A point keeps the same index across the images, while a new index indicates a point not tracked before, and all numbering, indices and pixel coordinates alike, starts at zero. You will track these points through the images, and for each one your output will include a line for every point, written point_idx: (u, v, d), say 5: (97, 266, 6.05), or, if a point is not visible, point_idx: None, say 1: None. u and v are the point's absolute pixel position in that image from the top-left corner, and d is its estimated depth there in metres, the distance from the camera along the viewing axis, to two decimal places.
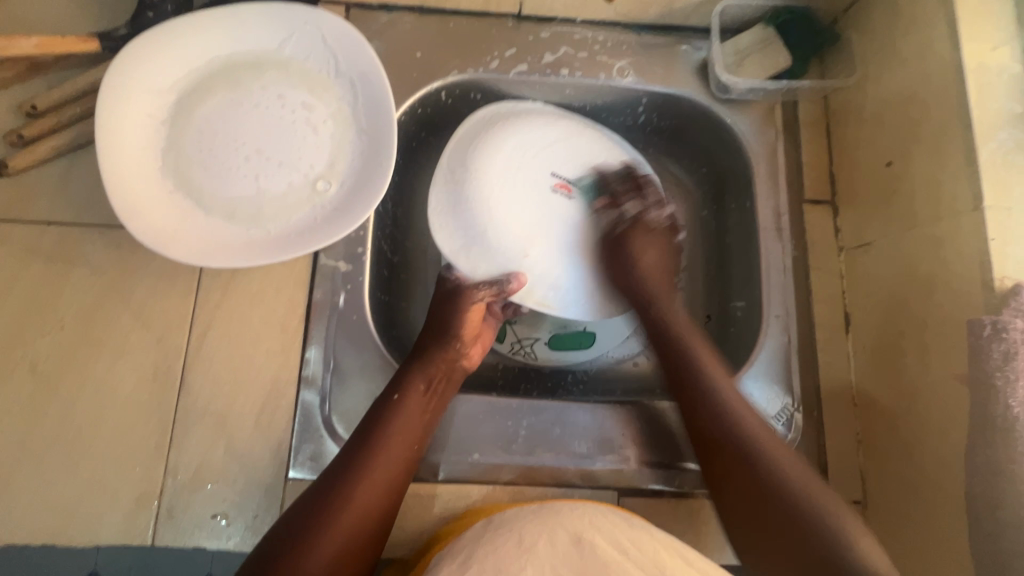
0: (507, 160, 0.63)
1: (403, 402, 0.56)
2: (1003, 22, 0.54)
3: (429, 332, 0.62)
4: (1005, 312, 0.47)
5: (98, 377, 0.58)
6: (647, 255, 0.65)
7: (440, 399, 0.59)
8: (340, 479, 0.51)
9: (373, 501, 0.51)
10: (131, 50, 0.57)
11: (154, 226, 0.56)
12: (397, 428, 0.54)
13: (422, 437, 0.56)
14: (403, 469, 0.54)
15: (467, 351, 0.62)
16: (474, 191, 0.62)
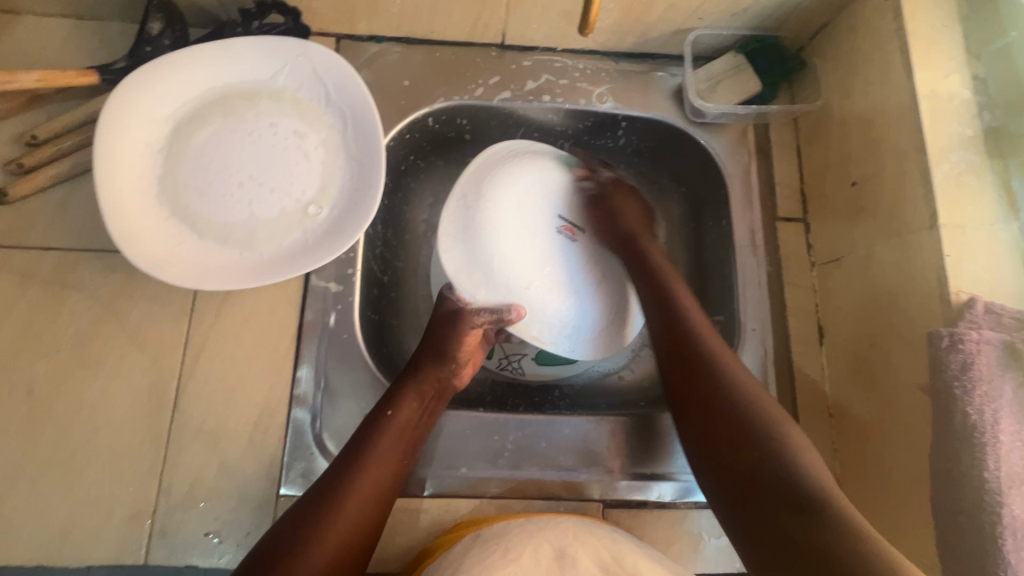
0: (522, 197, 0.68)
1: (395, 419, 0.57)
2: (952, 52, 0.57)
3: (422, 350, 0.64)
4: (961, 324, 0.50)
5: (93, 398, 0.59)
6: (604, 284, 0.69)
7: (430, 417, 0.61)
8: (331, 493, 0.52)
9: (362, 515, 0.52)
10: (129, 83, 0.60)
11: (150, 251, 0.58)
12: (388, 445, 0.56)
13: (411, 453, 0.58)
14: (392, 484, 0.55)
15: (458, 370, 0.64)
16: (485, 224, 0.65)
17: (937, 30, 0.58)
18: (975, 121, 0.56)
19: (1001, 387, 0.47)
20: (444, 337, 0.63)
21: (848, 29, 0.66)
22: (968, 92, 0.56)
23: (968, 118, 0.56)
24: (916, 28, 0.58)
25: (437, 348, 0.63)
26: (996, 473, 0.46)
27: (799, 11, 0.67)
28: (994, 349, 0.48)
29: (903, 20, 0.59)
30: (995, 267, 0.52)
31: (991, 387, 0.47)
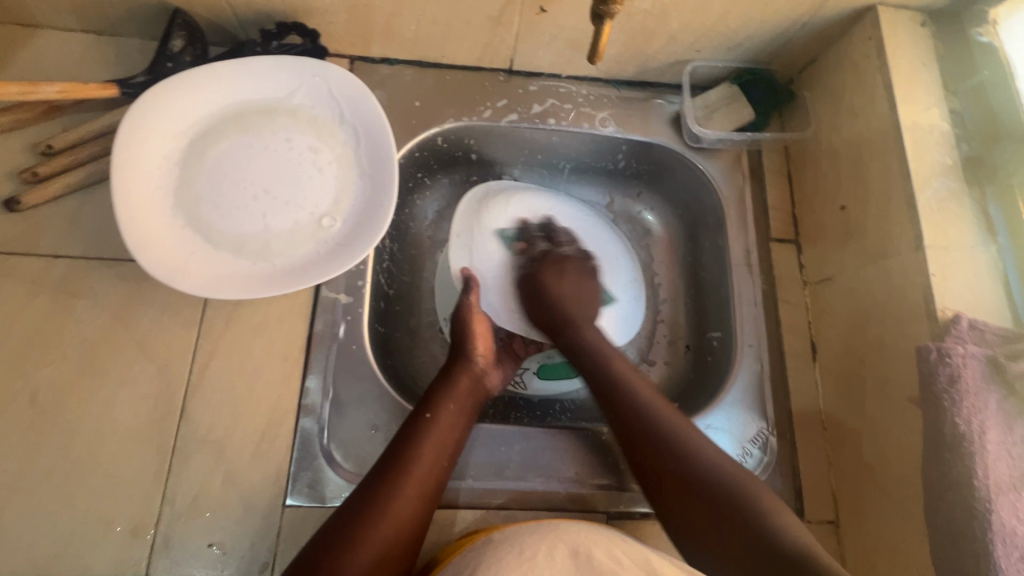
0: (515, 208, 0.76)
1: (434, 420, 0.59)
2: (930, 89, 0.62)
3: (452, 355, 0.66)
4: (947, 339, 0.53)
5: (99, 406, 0.59)
6: (562, 285, 0.70)
7: (468, 416, 0.62)
8: (375, 495, 0.53)
9: (410, 515, 0.53)
10: (149, 97, 0.61)
11: (164, 260, 0.59)
12: (432, 444, 0.57)
13: (455, 451, 0.59)
14: (436, 480, 0.56)
15: (489, 370, 0.66)
16: (481, 252, 0.73)
17: (916, 67, 0.63)
18: (954, 151, 0.60)
19: (986, 399, 0.50)
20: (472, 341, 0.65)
21: (835, 64, 0.70)
22: (945, 125, 0.61)
23: (947, 148, 0.60)
24: (897, 65, 0.63)
25: (467, 350, 0.65)
26: (984, 481, 0.48)
27: (788, 47, 0.72)
28: (978, 363, 0.51)
29: (885, 56, 0.63)
30: (975, 285, 0.55)
31: (977, 398, 0.50)
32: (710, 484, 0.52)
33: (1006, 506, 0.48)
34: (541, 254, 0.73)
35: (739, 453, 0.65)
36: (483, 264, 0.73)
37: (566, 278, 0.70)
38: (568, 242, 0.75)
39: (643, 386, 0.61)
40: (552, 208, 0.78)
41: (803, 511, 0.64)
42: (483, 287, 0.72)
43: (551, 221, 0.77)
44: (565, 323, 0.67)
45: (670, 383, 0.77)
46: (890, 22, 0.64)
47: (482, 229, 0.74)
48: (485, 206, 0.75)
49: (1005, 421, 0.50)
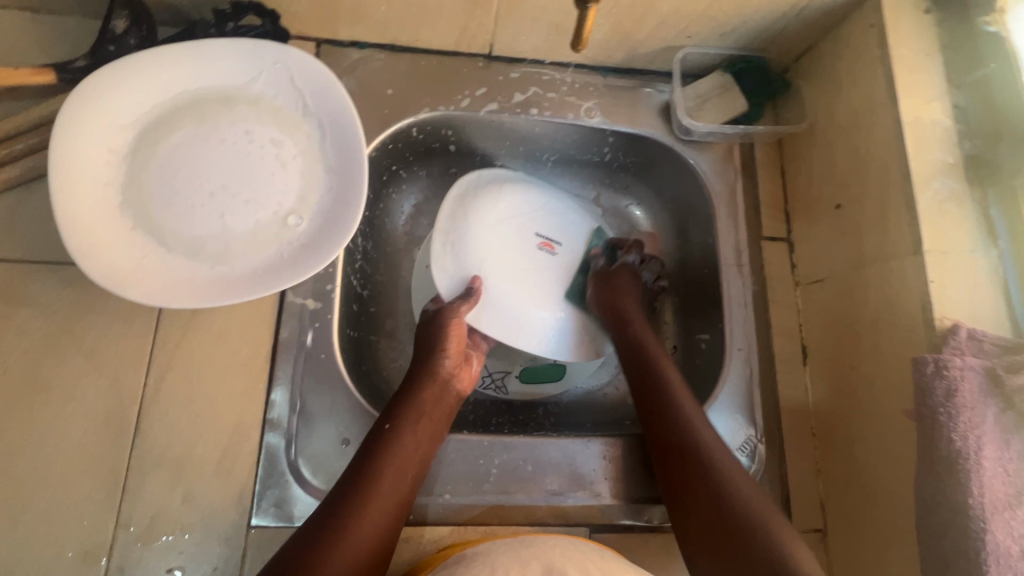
0: (498, 222, 0.67)
1: (395, 432, 0.56)
2: (933, 81, 0.59)
3: (417, 358, 0.63)
4: (944, 351, 0.50)
5: (45, 424, 0.55)
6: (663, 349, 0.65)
7: (435, 426, 0.59)
8: (334, 515, 0.50)
9: (371, 532, 0.51)
10: (89, 84, 0.55)
11: (111, 266, 0.54)
12: (394, 460, 0.54)
13: (420, 465, 0.56)
14: (400, 498, 0.54)
15: (456, 371, 0.63)
16: (483, 265, 0.65)
17: (919, 57, 0.59)
18: (956, 148, 0.57)
19: (983, 413, 0.48)
20: (435, 344, 0.62)
21: (833, 52, 0.66)
22: (948, 120, 0.58)
23: (949, 145, 0.57)
24: (901, 55, 0.59)
25: (432, 353, 0.62)
26: (980, 500, 0.46)
27: (784, 34, 0.68)
28: (976, 376, 0.49)
29: (886, 47, 0.59)
30: (975, 292, 0.53)
31: (974, 413, 0.48)
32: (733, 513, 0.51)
33: (1001, 527, 0.46)
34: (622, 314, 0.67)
35: None
36: (490, 278, 0.65)
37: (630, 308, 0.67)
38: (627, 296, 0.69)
39: (702, 424, 0.58)
40: (540, 213, 0.70)
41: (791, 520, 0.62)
42: (494, 304, 0.65)
43: (541, 227, 0.69)
44: (670, 402, 0.59)
45: None
46: (893, 9, 0.60)
47: (476, 233, 0.66)
48: (470, 207, 0.67)
49: (1002, 436, 0.48)
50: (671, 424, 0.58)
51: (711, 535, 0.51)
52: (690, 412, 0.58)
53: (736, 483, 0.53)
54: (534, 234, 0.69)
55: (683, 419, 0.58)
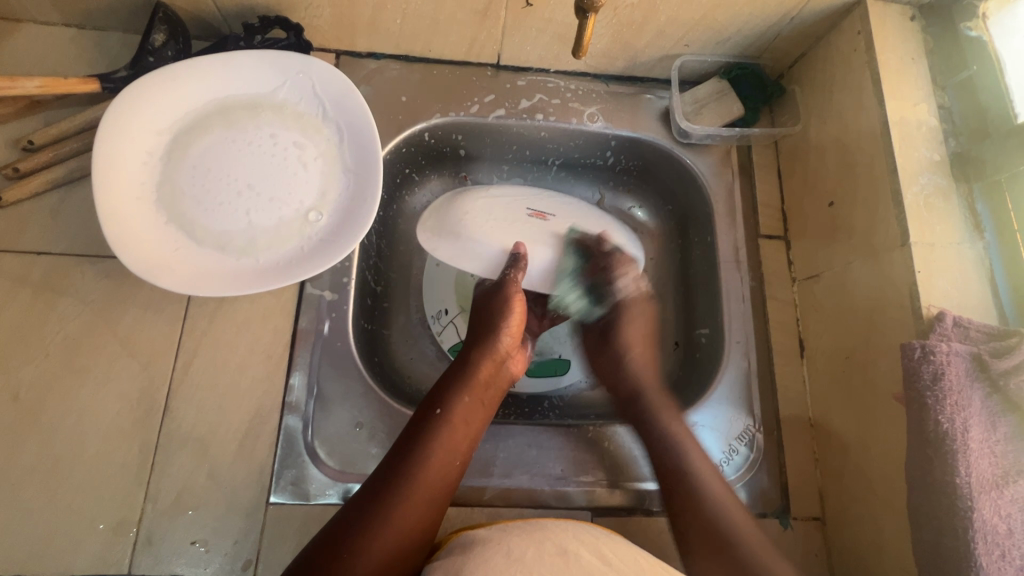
0: (486, 198, 0.68)
1: (449, 413, 0.58)
2: (918, 84, 0.62)
3: (474, 340, 0.65)
4: (932, 336, 0.52)
5: (81, 403, 0.59)
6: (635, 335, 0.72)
7: (487, 406, 0.61)
8: (386, 496, 0.52)
9: (421, 515, 0.53)
10: (131, 91, 0.61)
11: (147, 257, 0.59)
12: (448, 437, 0.57)
13: (471, 443, 0.59)
14: (452, 474, 0.56)
15: (510, 354, 0.66)
16: (467, 218, 0.65)
17: (905, 61, 0.62)
18: (941, 146, 0.60)
19: (970, 397, 0.50)
20: (495, 330, 0.64)
21: (824, 58, 0.70)
22: (934, 120, 0.61)
23: (935, 144, 0.60)
24: (886, 59, 0.62)
25: (491, 338, 0.64)
26: (967, 479, 0.48)
27: (777, 42, 0.71)
28: (963, 361, 0.50)
29: (873, 52, 0.63)
30: (962, 281, 0.55)
31: (960, 396, 0.50)
32: (726, 531, 0.56)
33: (987, 504, 0.48)
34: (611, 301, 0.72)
35: (725, 450, 0.65)
36: (471, 228, 0.64)
37: (635, 327, 0.72)
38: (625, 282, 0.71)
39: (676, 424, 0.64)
40: (532, 195, 0.71)
41: (789, 508, 0.64)
42: (473, 247, 0.64)
43: (532, 203, 0.70)
44: (638, 394, 0.68)
45: (659, 380, 0.77)
46: (879, 17, 0.63)
47: (461, 202, 0.67)
48: (460, 190, 0.69)
49: (988, 419, 0.50)
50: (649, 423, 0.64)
51: (698, 534, 0.57)
52: (661, 417, 0.64)
53: (703, 482, 0.59)
54: (524, 208, 0.69)
55: (651, 424, 0.64)
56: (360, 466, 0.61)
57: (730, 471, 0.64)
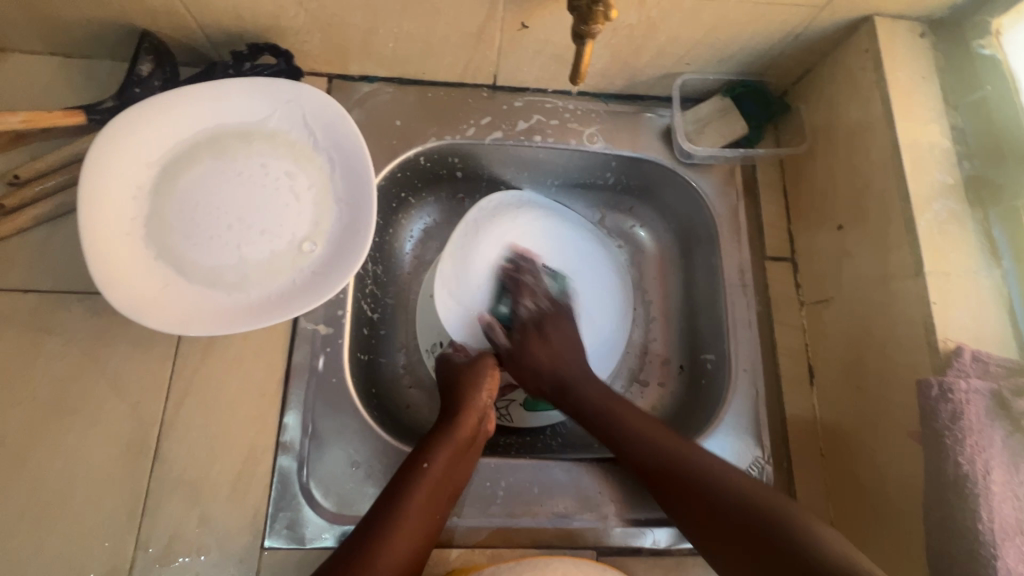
0: (511, 247, 0.75)
1: (429, 471, 0.57)
2: (929, 104, 0.60)
3: (454, 395, 0.65)
4: (948, 372, 0.50)
5: (70, 447, 0.57)
6: (556, 336, 0.70)
7: (465, 465, 0.60)
8: (360, 548, 0.51)
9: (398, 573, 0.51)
10: (117, 124, 0.59)
11: (133, 295, 0.57)
12: (425, 497, 0.55)
13: (447, 503, 0.57)
14: (425, 537, 0.54)
15: (489, 411, 0.65)
16: (479, 283, 0.74)
17: (916, 81, 0.60)
18: (955, 170, 0.58)
19: (991, 437, 0.48)
20: (473, 384, 0.65)
21: (831, 74, 0.67)
22: (946, 142, 0.59)
23: (949, 167, 0.58)
24: (896, 79, 0.60)
25: (470, 393, 0.65)
26: (988, 524, 0.46)
27: (782, 60, 0.69)
28: (982, 399, 0.48)
29: (883, 70, 0.60)
30: (979, 312, 0.53)
31: (981, 436, 0.48)
32: (765, 516, 0.51)
33: (1011, 552, 0.46)
34: (529, 317, 0.71)
35: None
36: (480, 294, 0.74)
37: (559, 339, 0.69)
38: (536, 285, 0.73)
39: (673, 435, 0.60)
40: (545, 244, 0.77)
41: None
42: (474, 318, 0.73)
43: (548, 256, 0.77)
44: (563, 386, 0.67)
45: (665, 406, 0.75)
46: (888, 35, 0.61)
47: (481, 252, 0.74)
48: (487, 225, 0.75)
49: (1011, 460, 0.48)
50: (581, 407, 0.65)
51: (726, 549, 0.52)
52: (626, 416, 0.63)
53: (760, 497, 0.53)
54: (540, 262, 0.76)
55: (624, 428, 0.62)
56: (357, 507, 0.59)
57: None
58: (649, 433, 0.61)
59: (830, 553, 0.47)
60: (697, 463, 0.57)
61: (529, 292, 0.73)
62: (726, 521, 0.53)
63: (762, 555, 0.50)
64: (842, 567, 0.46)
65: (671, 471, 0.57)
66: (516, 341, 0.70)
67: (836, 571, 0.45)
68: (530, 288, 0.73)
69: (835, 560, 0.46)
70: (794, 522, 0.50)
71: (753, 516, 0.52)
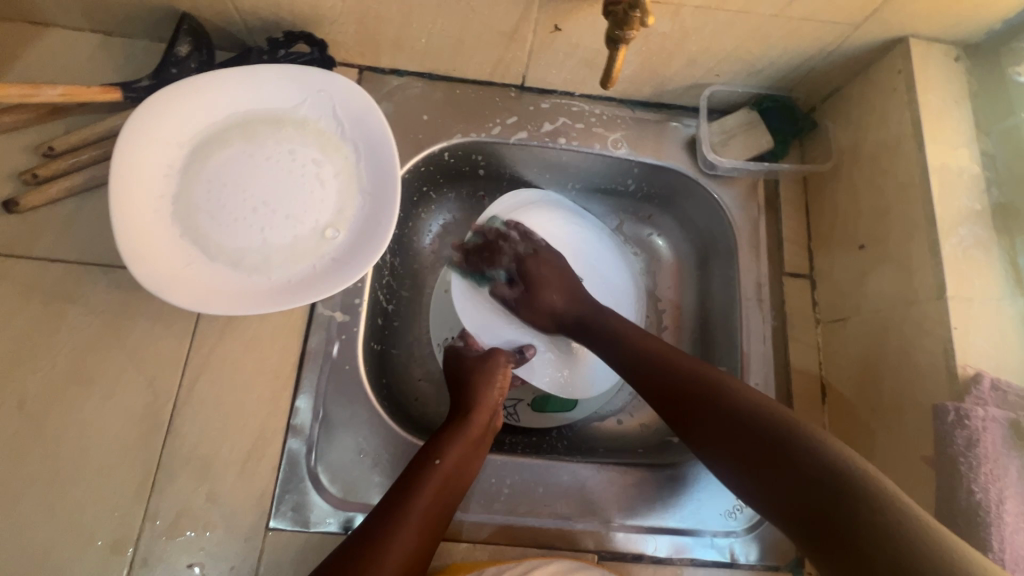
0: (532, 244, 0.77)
1: (441, 466, 0.57)
2: (961, 129, 0.59)
3: (466, 390, 0.65)
4: (967, 399, 0.50)
5: (86, 415, 0.58)
6: (549, 295, 0.71)
7: (476, 460, 0.60)
8: (372, 541, 0.52)
9: (406, 566, 0.52)
10: (153, 102, 0.60)
11: (158, 270, 0.58)
12: (436, 491, 0.56)
13: (457, 497, 0.58)
14: (435, 530, 0.55)
15: (499, 407, 0.66)
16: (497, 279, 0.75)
17: (948, 104, 0.60)
18: (983, 196, 0.57)
19: (1006, 466, 0.48)
20: (485, 383, 0.65)
21: (862, 93, 0.67)
22: (976, 167, 0.58)
23: (977, 192, 0.57)
24: (928, 101, 0.60)
25: (481, 392, 0.65)
26: (1000, 554, 0.46)
27: (812, 76, 0.69)
28: (999, 427, 0.48)
29: (915, 92, 0.60)
30: (1001, 340, 0.52)
31: (996, 465, 0.48)
32: (795, 453, 0.47)
33: None
34: (518, 271, 0.74)
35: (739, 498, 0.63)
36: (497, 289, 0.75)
37: (548, 272, 0.72)
38: (507, 247, 0.75)
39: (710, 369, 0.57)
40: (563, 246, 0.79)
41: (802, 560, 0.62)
42: (490, 313, 0.75)
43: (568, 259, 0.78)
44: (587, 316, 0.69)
45: None
46: (922, 57, 0.61)
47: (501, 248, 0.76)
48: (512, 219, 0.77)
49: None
50: (620, 328, 0.65)
51: (741, 464, 0.50)
52: (671, 355, 0.60)
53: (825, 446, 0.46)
54: None
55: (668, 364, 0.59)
56: (363, 495, 0.60)
57: (743, 520, 0.63)
58: (696, 365, 0.58)
59: (826, 457, 0.45)
60: (721, 384, 0.55)
61: (496, 253, 0.75)
62: (733, 440, 0.51)
63: (760, 459, 0.49)
64: (834, 474, 0.44)
65: (698, 389, 0.56)
66: (518, 291, 0.73)
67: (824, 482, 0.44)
68: (491, 253, 0.75)
69: (831, 464, 0.45)
70: (851, 480, 0.43)
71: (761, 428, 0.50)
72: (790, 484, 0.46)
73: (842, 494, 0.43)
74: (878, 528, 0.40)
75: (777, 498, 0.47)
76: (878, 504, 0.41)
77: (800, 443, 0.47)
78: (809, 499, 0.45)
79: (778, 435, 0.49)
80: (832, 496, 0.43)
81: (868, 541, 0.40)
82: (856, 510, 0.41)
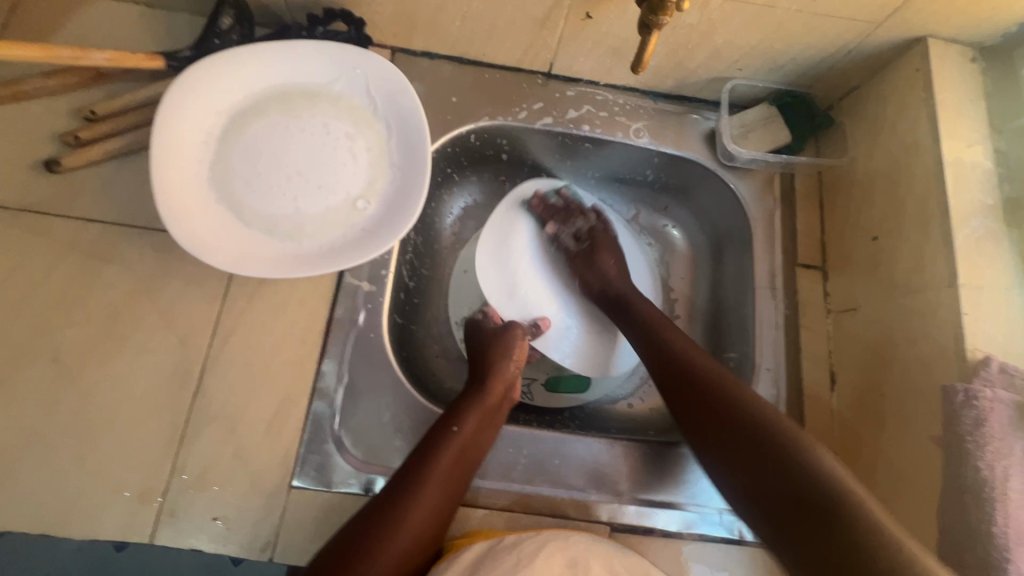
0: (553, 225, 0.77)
1: (458, 434, 0.58)
2: (975, 126, 0.62)
3: (483, 362, 0.67)
4: (976, 380, 0.52)
5: (119, 370, 0.60)
6: (608, 262, 0.74)
7: (492, 429, 0.62)
8: (393, 502, 0.54)
9: (426, 526, 0.54)
10: (196, 69, 0.62)
11: (195, 231, 0.60)
12: (455, 457, 0.57)
13: (475, 463, 0.59)
14: (454, 495, 0.57)
15: (515, 379, 0.67)
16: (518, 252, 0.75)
17: (963, 102, 0.62)
18: (995, 191, 0.59)
19: (1011, 445, 0.50)
20: (501, 355, 0.67)
21: (879, 91, 0.69)
22: (989, 163, 0.60)
23: (990, 187, 0.59)
24: (945, 99, 0.62)
25: (498, 364, 0.66)
26: (1004, 528, 0.48)
27: (832, 73, 0.71)
28: (1005, 409, 0.51)
29: (932, 90, 0.62)
30: (1010, 328, 0.54)
31: (1002, 444, 0.50)
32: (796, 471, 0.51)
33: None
34: (586, 233, 0.76)
35: None
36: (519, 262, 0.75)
37: (607, 260, 0.74)
38: (580, 219, 0.77)
39: (717, 370, 0.60)
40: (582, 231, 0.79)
41: None
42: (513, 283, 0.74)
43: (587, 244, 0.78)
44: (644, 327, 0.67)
45: None
46: (940, 56, 0.63)
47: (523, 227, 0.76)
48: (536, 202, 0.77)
49: None
50: (668, 341, 0.64)
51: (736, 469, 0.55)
52: (695, 357, 0.62)
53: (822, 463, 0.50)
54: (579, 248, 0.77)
55: (690, 370, 0.61)
56: (384, 459, 0.61)
57: None
58: (711, 371, 0.60)
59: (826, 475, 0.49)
60: (724, 387, 0.58)
61: (560, 217, 0.77)
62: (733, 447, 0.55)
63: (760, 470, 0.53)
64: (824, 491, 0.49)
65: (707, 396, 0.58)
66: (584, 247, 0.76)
67: (819, 498, 0.48)
68: (562, 213, 0.77)
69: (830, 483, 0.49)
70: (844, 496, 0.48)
71: (762, 440, 0.54)
72: (783, 498, 0.51)
73: (836, 513, 0.47)
74: (873, 543, 0.44)
75: (767, 507, 0.52)
76: (874, 525, 0.45)
77: (802, 462, 0.51)
78: (798, 508, 0.49)
79: (779, 450, 0.52)
80: (822, 512, 0.48)
81: (847, 547, 0.45)
82: (843, 525, 0.46)
